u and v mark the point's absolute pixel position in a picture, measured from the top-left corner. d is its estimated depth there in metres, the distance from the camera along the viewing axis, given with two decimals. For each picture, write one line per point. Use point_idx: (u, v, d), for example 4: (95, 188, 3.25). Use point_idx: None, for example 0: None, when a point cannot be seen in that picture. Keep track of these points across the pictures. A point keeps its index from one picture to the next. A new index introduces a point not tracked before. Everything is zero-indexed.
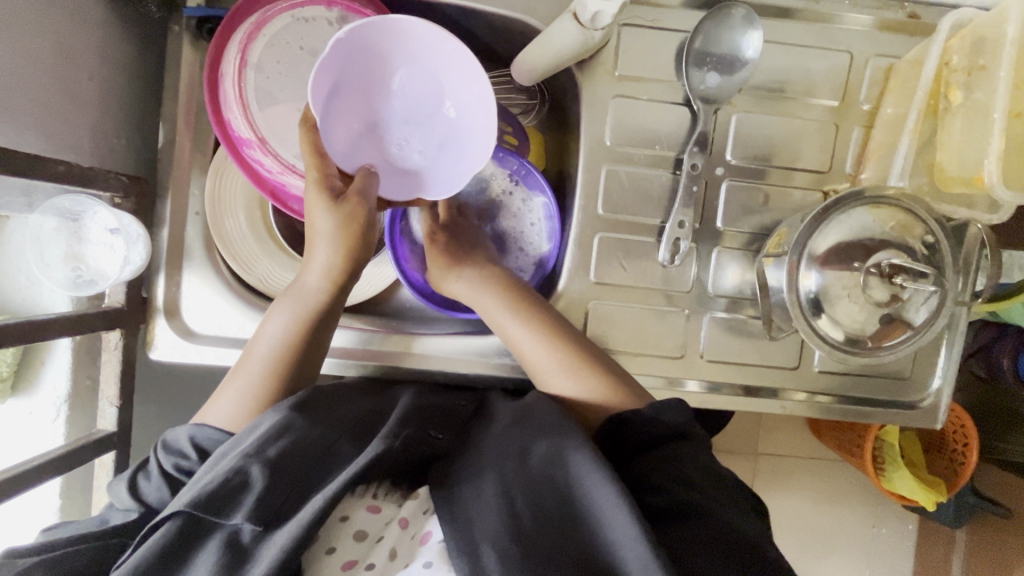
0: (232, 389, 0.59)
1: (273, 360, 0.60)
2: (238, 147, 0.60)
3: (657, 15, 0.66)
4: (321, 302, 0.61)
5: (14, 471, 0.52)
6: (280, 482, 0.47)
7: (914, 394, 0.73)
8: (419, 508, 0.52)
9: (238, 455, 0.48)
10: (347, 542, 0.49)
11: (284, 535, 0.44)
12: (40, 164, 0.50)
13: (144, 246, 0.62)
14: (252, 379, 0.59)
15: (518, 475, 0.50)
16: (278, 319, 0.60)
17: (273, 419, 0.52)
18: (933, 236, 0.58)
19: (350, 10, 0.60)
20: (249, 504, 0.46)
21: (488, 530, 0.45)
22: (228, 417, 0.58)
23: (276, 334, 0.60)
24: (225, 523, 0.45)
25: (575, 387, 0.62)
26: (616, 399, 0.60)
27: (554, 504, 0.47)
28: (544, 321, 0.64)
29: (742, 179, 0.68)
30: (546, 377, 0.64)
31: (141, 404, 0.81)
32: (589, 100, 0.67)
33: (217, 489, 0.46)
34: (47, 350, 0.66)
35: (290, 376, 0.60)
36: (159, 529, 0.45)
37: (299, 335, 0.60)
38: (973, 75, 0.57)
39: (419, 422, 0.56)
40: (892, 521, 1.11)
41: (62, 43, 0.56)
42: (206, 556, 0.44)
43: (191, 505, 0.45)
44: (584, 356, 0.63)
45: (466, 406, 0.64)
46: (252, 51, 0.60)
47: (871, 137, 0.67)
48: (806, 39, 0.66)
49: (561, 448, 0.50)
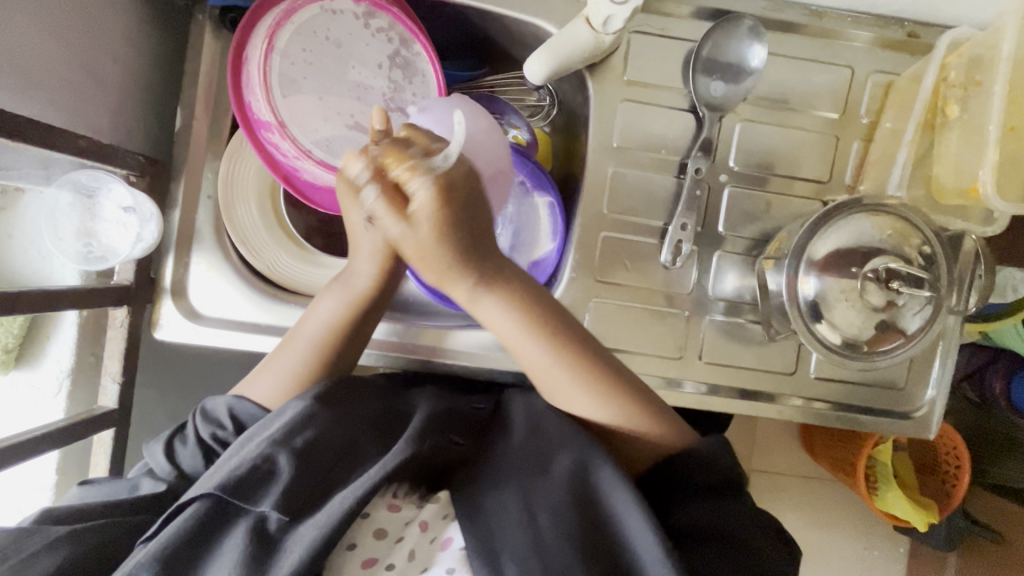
0: (269, 372, 0.59)
1: (314, 348, 0.59)
2: (256, 128, 0.61)
3: (666, 24, 0.68)
4: (369, 297, 0.60)
5: (14, 439, 0.52)
6: (313, 473, 0.48)
7: (907, 404, 0.74)
8: (440, 511, 0.51)
9: (267, 441, 0.48)
10: (366, 540, 0.49)
11: (311, 528, 0.45)
12: (61, 137, 0.51)
13: (157, 224, 0.63)
14: (290, 364, 0.59)
15: (540, 484, 0.50)
16: (327, 303, 0.60)
17: (298, 407, 0.51)
18: (931, 247, 0.60)
19: (378, 6, 0.62)
20: (279, 491, 0.46)
21: (512, 539, 0.47)
22: (269, 395, 0.58)
23: (325, 318, 0.60)
24: (252, 510, 0.46)
25: (606, 408, 0.56)
26: (645, 426, 0.56)
27: (574, 514, 0.48)
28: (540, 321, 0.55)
29: (744, 185, 0.70)
30: (566, 396, 0.57)
31: (142, 386, 0.82)
32: (598, 102, 0.69)
33: (250, 473, 0.46)
34: (54, 325, 0.67)
35: (328, 361, 0.60)
36: (186, 510, 0.46)
37: (344, 325, 0.60)
38: (969, 90, 0.59)
39: (441, 427, 0.54)
40: (884, 541, 1.11)
41: (89, 23, 0.58)
42: (233, 541, 0.45)
43: (222, 489, 0.46)
44: (616, 381, 0.57)
45: (480, 410, 0.61)
46: (279, 38, 0.61)
47: (870, 150, 0.69)
48: (809, 53, 0.69)
49: (590, 462, 0.51)
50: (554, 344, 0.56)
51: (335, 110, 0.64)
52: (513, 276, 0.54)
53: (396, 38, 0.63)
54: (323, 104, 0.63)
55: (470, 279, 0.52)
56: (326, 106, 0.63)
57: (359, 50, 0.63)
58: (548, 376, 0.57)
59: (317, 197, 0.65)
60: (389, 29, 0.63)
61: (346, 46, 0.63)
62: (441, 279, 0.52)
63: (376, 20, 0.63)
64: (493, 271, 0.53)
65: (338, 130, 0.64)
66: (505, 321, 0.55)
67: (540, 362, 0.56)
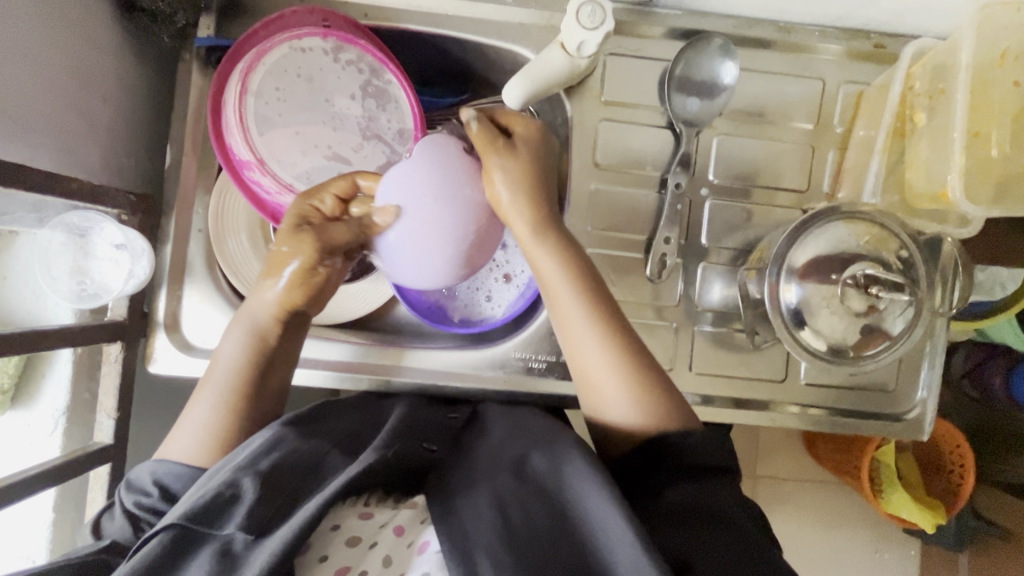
0: (187, 425, 0.59)
1: (224, 401, 0.60)
2: (239, 169, 0.63)
3: (640, 45, 0.70)
4: (270, 331, 0.61)
5: (11, 479, 0.52)
6: (279, 491, 0.47)
7: (899, 405, 0.75)
8: (416, 516, 0.51)
9: (231, 469, 0.49)
10: (340, 549, 0.48)
11: (275, 538, 0.44)
12: (53, 180, 0.52)
13: (148, 260, 0.65)
14: (205, 417, 0.59)
15: (511, 487, 0.49)
16: (231, 340, 0.62)
17: (266, 436, 0.53)
18: (908, 251, 0.61)
19: (345, 40, 0.64)
20: (241, 513, 0.45)
21: (484, 539, 0.45)
22: (190, 453, 0.58)
23: (229, 361, 0.61)
24: (217, 534, 0.45)
25: (633, 406, 0.58)
26: (671, 428, 0.57)
27: (546, 511, 0.48)
28: (602, 310, 0.60)
29: (725, 197, 0.71)
30: (602, 390, 0.60)
31: (140, 420, 0.83)
32: (577, 123, 0.71)
33: (210, 502, 0.46)
34: (49, 364, 0.68)
35: (244, 402, 0.60)
36: (153, 539, 0.45)
37: (247, 365, 0.61)
38: (934, 98, 0.61)
39: (415, 437, 0.57)
40: (894, 547, 1.09)
41: (80, 69, 0.60)
42: (196, 565, 0.43)
43: (185, 517, 0.45)
44: (650, 374, 0.59)
45: (456, 420, 0.64)
46: (252, 79, 0.63)
47: (846, 157, 0.70)
48: (781, 67, 0.71)
49: (558, 458, 0.51)
50: (592, 313, 0.60)
51: (312, 143, 0.65)
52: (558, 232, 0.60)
53: (366, 68, 0.65)
54: (300, 139, 0.65)
55: (529, 224, 0.59)
56: (303, 140, 0.65)
57: (331, 83, 0.65)
58: (598, 371, 0.60)
59: None
60: (358, 61, 0.64)
61: (318, 80, 0.64)
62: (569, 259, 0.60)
63: (344, 53, 0.64)
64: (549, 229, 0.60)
65: (317, 162, 0.65)
66: (555, 273, 0.60)
67: (597, 364, 0.60)
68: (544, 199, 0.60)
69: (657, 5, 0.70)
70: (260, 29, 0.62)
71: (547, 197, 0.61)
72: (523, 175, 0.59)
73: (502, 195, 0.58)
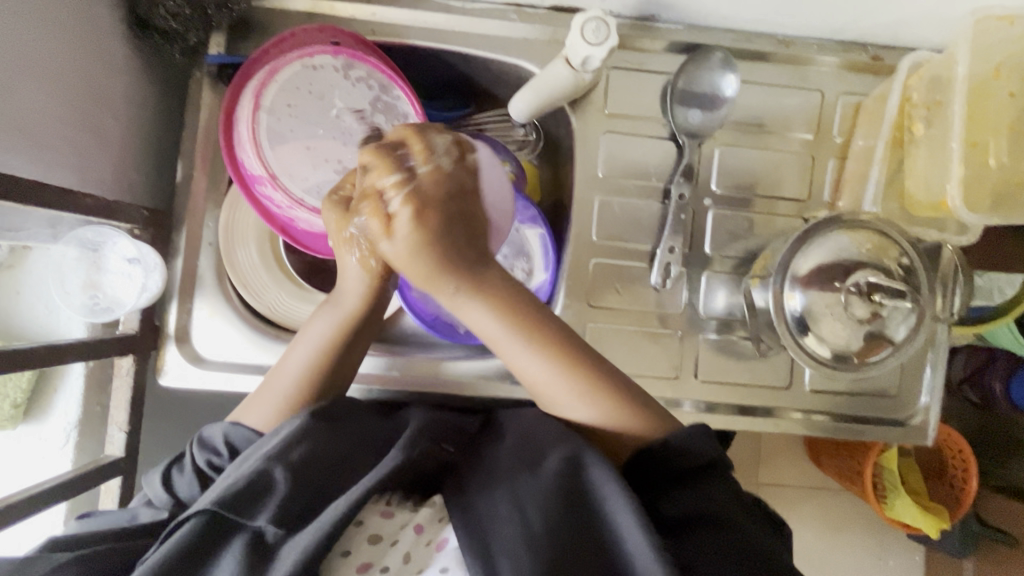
0: (262, 407, 0.59)
1: (304, 375, 0.60)
2: (250, 183, 0.64)
3: (642, 58, 0.72)
4: (359, 312, 0.61)
5: (26, 493, 0.52)
6: (309, 487, 0.48)
7: (902, 410, 0.75)
8: (435, 515, 0.52)
9: (260, 458, 0.49)
10: (363, 546, 0.49)
11: (307, 535, 0.45)
12: (69, 197, 0.53)
13: (161, 274, 0.65)
14: (280, 394, 0.59)
15: (529, 483, 0.50)
16: (319, 324, 0.61)
17: (294, 423, 0.51)
18: (909, 259, 0.62)
19: (355, 57, 0.65)
20: (274, 506, 0.46)
21: (505, 538, 0.47)
22: (267, 421, 0.58)
23: (312, 345, 0.60)
24: (249, 525, 0.46)
25: (592, 410, 0.55)
26: (634, 424, 0.55)
27: (561, 507, 0.48)
28: (537, 330, 0.55)
29: (728, 207, 0.73)
30: (552, 398, 0.56)
31: (149, 432, 0.83)
32: (581, 136, 0.72)
33: (243, 490, 0.46)
34: (61, 377, 0.69)
35: (316, 386, 0.60)
36: (184, 526, 0.46)
37: (332, 349, 0.61)
38: (932, 109, 0.62)
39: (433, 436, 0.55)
40: (899, 553, 1.09)
41: (94, 87, 0.61)
42: (229, 555, 0.45)
43: (218, 505, 0.45)
44: (599, 377, 0.55)
45: (472, 423, 0.62)
46: (265, 96, 0.64)
47: (845, 167, 0.71)
48: (781, 79, 0.72)
49: (577, 457, 0.50)
50: (531, 338, 0.55)
51: (322, 158, 0.66)
52: (492, 273, 0.54)
53: (376, 85, 0.66)
54: (310, 154, 0.66)
55: (452, 285, 0.53)
56: (313, 155, 0.66)
57: (341, 100, 0.66)
58: (547, 385, 0.56)
59: (313, 242, 0.68)
60: (367, 78, 0.66)
61: (329, 97, 0.66)
62: (428, 284, 0.53)
63: (354, 70, 0.66)
64: (473, 280, 0.53)
65: (327, 176, 0.66)
66: (489, 323, 0.55)
67: (544, 377, 0.55)
68: (457, 228, 0.53)
69: (659, 20, 0.71)
70: (271, 47, 0.63)
71: (462, 230, 0.53)
72: (428, 240, 0.52)
73: (403, 253, 0.52)
